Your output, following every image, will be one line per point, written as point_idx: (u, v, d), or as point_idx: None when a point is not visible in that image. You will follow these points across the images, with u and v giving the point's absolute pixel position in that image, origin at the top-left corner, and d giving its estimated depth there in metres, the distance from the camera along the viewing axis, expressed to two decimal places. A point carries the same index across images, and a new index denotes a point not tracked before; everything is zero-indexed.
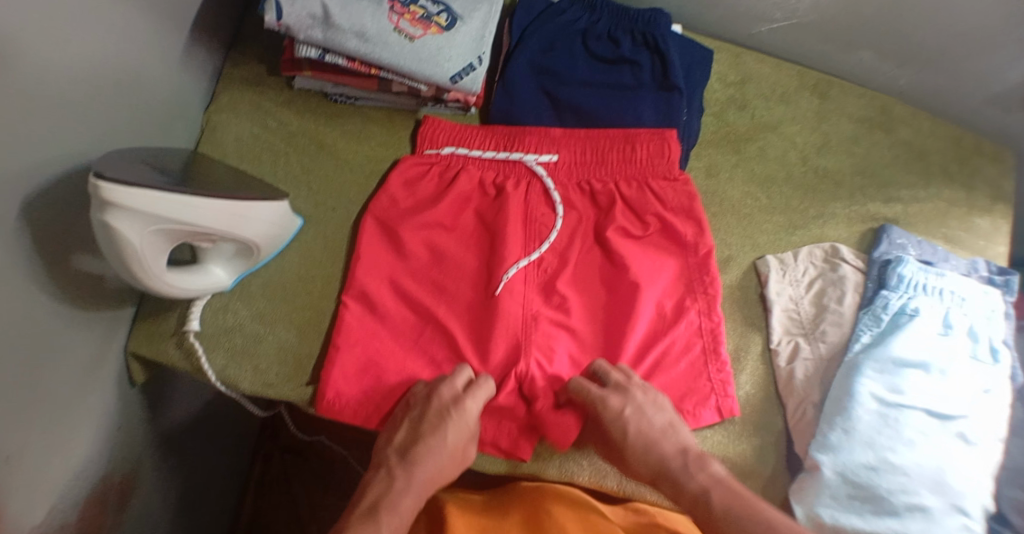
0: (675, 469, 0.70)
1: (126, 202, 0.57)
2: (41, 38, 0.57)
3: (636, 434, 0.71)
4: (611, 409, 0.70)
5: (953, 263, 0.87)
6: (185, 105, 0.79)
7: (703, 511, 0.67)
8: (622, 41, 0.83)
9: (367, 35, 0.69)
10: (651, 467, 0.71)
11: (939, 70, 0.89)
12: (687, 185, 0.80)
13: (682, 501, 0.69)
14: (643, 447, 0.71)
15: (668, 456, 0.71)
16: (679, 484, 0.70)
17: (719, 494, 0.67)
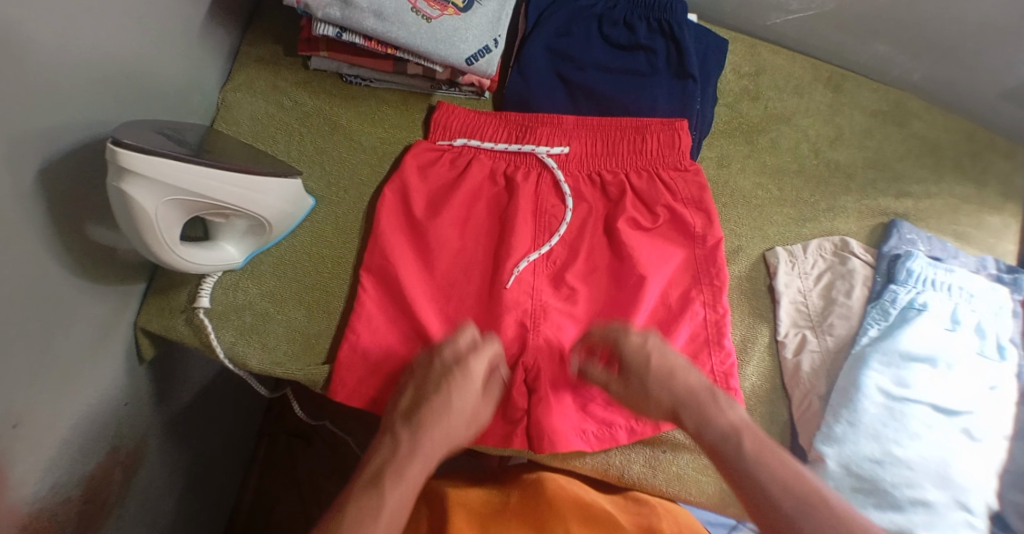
0: (702, 401, 0.71)
1: (143, 170, 0.57)
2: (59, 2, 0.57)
3: (659, 363, 0.72)
4: (632, 343, 0.73)
5: (962, 260, 0.87)
6: (201, 83, 0.79)
7: (729, 448, 0.68)
8: (637, 28, 0.83)
9: (385, 14, 0.69)
10: (668, 404, 0.72)
11: (956, 64, 0.89)
12: (697, 175, 0.80)
13: (707, 434, 0.69)
14: (666, 377, 0.72)
15: (693, 387, 0.72)
16: (705, 416, 0.70)
17: (748, 437, 0.68)
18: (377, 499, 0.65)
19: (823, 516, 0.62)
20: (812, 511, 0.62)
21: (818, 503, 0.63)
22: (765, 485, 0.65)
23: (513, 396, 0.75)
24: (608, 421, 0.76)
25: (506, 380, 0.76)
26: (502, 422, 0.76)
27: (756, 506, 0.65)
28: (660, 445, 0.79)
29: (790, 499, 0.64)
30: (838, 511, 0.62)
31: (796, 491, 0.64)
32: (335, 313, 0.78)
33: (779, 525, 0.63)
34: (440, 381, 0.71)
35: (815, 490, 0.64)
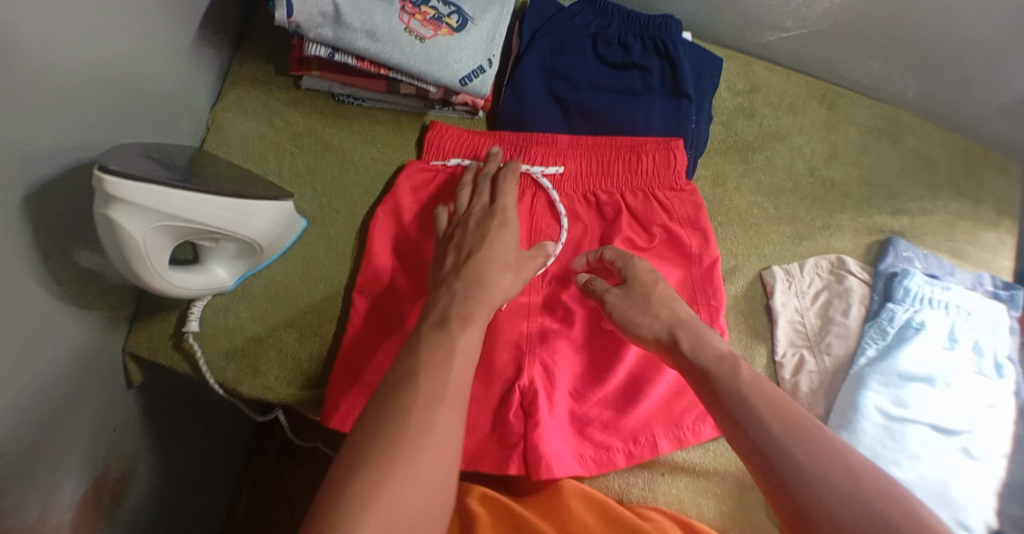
0: (700, 326, 0.68)
1: (132, 197, 0.56)
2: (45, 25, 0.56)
3: (662, 285, 0.71)
4: (643, 265, 0.73)
5: (959, 277, 0.86)
6: (191, 103, 0.78)
7: (729, 365, 0.62)
8: (632, 47, 0.82)
9: (377, 34, 0.68)
10: (665, 321, 0.68)
11: (950, 81, 0.89)
12: (693, 195, 0.79)
13: (701, 356, 0.64)
14: (668, 299, 0.70)
15: (691, 315, 0.69)
16: (701, 337, 0.66)
17: (748, 369, 0.62)
18: (449, 338, 0.61)
19: (814, 443, 0.55)
20: (807, 440, 0.56)
21: (810, 428, 0.57)
22: (754, 405, 0.58)
23: (509, 419, 0.74)
24: (605, 445, 0.75)
25: (500, 403, 0.75)
26: (498, 446, 0.74)
27: (747, 444, 0.57)
28: (659, 467, 0.78)
29: (779, 420, 0.57)
30: (834, 439, 0.56)
31: (787, 415, 0.57)
32: (327, 336, 0.77)
33: (772, 451, 0.56)
34: (482, 223, 0.72)
35: (804, 415, 0.58)
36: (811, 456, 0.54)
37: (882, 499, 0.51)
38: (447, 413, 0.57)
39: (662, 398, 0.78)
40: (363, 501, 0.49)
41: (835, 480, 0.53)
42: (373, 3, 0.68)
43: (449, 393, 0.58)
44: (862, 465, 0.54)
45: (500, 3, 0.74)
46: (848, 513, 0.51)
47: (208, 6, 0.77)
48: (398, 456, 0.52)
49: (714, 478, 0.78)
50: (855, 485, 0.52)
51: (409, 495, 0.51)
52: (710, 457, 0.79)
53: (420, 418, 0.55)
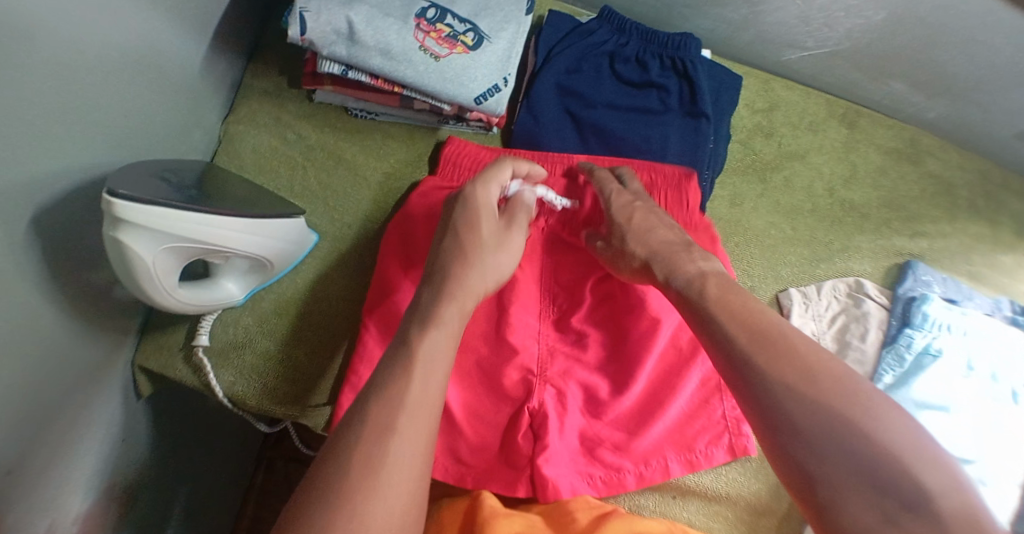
0: (669, 251, 0.67)
1: (141, 220, 0.55)
2: (59, 48, 0.55)
3: (637, 216, 0.70)
4: (621, 200, 0.72)
5: (977, 301, 0.85)
6: (203, 116, 0.78)
7: (695, 290, 0.61)
8: (650, 65, 0.81)
9: (392, 52, 0.67)
10: (641, 255, 0.68)
11: (972, 103, 0.87)
12: (708, 229, 0.76)
13: (674, 282, 0.64)
14: (643, 228, 0.69)
15: (668, 242, 0.68)
16: (674, 266, 0.65)
17: (712, 285, 0.61)
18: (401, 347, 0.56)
19: (775, 348, 0.53)
20: (771, 344, 0.53)
21: (776, 336, 0.54)
22: (720, 322, 0.57)
23: (518, 440, 0.73)
24: (615, 466, 0.74)
25: (509, 423, 0.75)
26: (508, 470, 0.74)
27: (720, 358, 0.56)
28: (669, 490, 0.77)
29: (747, 337, 0.54)
30: (795, 342, 0.53)
31: (753, 325, 0.55)
32: (338, 353, 0.77)
33: (733, 359, 0.54)
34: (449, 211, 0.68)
35: (771, 322, 0.55)
36: (771, 362, 0.52)
37: (842, 399, 0.49)
38: (403, 443, 0.49)
39: (676, 422, 0.76)
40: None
41: (792, 384, 0.50)
42: (388, 20, 0.67)
43: (405, 411, 0.51)
44: (824, 367, 0.51)
45: (517, 21, 0.72)
46: (807, 415, 0.49)
47: (222, 18, 0.76)
48: (344, 501, 0.46)
49: (725, 503, 0.77)
50: (812, 386, 0.50)
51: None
52: (722, 481, 0.78)
53: (368, 455, 0.48)
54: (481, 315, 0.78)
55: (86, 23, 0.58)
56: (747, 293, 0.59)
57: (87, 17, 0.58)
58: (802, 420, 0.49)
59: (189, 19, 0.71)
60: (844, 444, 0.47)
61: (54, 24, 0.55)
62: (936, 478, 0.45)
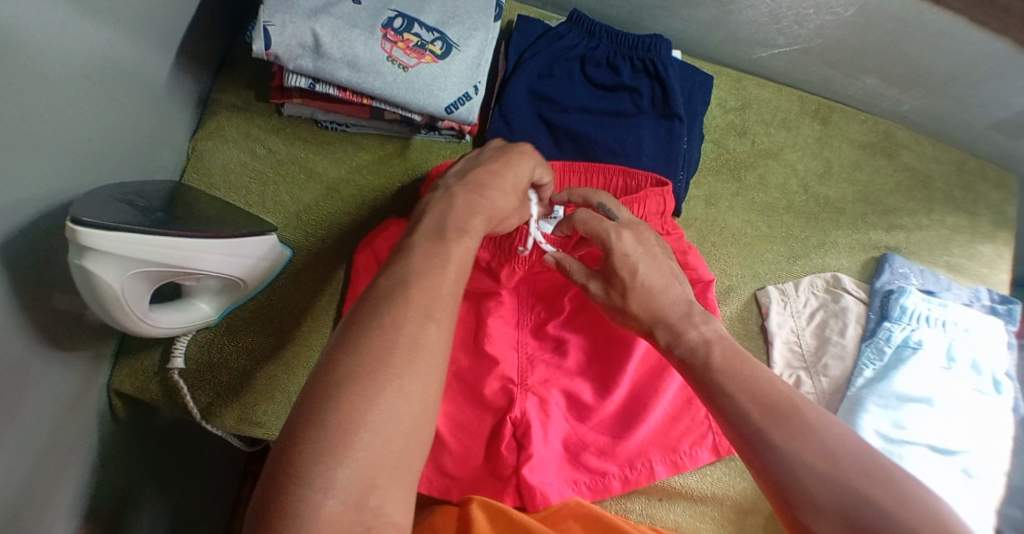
0: (675, 318, 0.63)
1: (108, 247, 0.54)
2: (21, 78, 0.54)
3: (642, 274, 0.65)
4: (624, 246, 0.66)
5: (955, 292, 0.86)
6: (170, 134, 0.76)
7: (700, 361, 0.59)
8: (621, 68, 0.80)
9: (359, 64, 0.66)
10: (644, 321, 0.64)
11: (943, 96, 0.88)
12: (680, 241, 0.77)
13: (677, 350, 0.61)
14: (650, 289, 0.64)
15: (671, 305, 0.64)
16: (677, 332, 0.62)
17: (719, 349, 0.59)
18: (445, 248, 0.54)
19: (795, 426, 0.51)
20: (786, 420, 0.52)
21: (791, 411, 0.52)
22: (729, 393, 0.55)
23: (502, 451, 0.72)
24: (601, 471, 0.74)
25: (492, 433, 0.74)
26: (494, 482, 0.73)
27: (733, 433, 0.54)
28: (656, 493, 0.77)
29: (762, 410, 0.53)
30: (812, 418, 0.51)
31: (767, 397, 0.54)
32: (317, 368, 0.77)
33: (746, 435, 0.53)
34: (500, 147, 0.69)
35: (787, 395, 0.54)
36: (790, 440, 0.50)
37: (860, 478, 0.48)
38: (441, 331, 0.49)
39: (660, 423, 0.76)
40: (351, 424, 0.42)
41: (811, 463, 0.49)
42: (354, 31, 0.66)
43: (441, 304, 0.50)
44: (841, 443, 0.50)
45: (485, 28, 0.72)
46: (826, 493, 0.48)
47: (185, 34, 0.75)
48: (384, 374, 0.45)
49: (711, 503, 0.78)
50: (832, 465, 0.48)
51: (401, 418, 0.44)
52: (707, 482, 0.78)
53: (410, 334, 0.47)
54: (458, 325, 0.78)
55: (50, 49, 0.56)
56: (755, 359, 0.58)
57: (47, 44, 0.56)
58: (823, 499, 0.48)
59: (153, 37, 0.69)
60: (864, 523, 0.46)
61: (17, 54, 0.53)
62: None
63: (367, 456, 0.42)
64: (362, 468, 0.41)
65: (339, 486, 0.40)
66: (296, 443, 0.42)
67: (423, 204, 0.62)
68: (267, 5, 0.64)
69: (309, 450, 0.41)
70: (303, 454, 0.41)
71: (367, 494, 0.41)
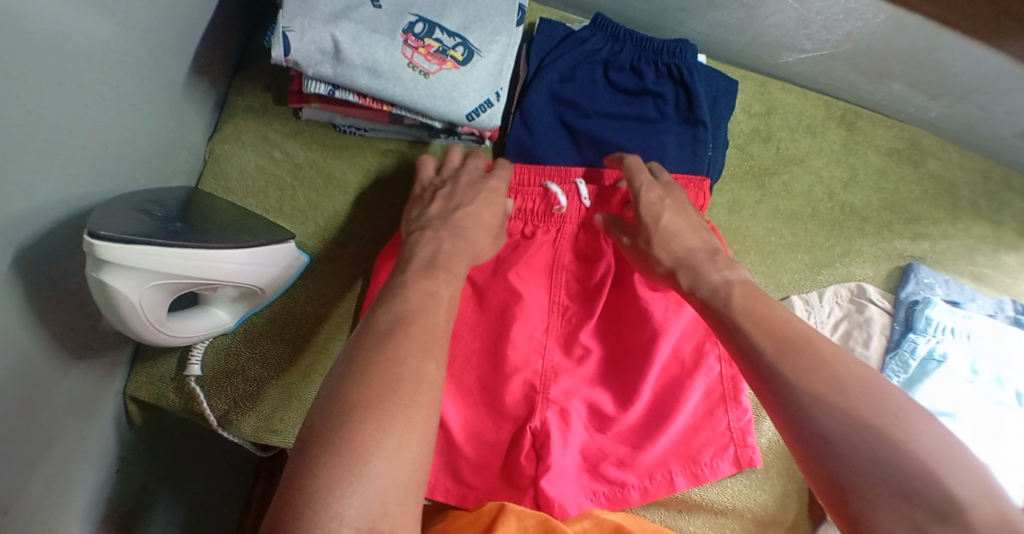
0: (699, 260, 0.64)
1: (127, 261, 0.53)
2: (42, 88, 0.53)
3: (667, 218, 0.67)
4: (650, 197, 0.69)
5: (980, 303, 0.84)
6: (187, 138, 0.75)
7: (720, 300, 0.59)
8: (645, 73, 0.78)
9: (379, 70, 0.65)
10: (670, 261, 0.66)
11: (973, 104, 0.86)
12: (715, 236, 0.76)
13: (699, 291, 0.62)
14: (671, 232, 0.67)
15: (693, 249, 0.66)
16: (698, 274, 0.63)
17: (740, 290, 0.59)
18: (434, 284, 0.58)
19: (807, 360, 0.50)
20: (798, 354, 0.51)
21: (805, 347, 0.52)
22: (747, 333, 0.55)
23: (520, 460, 0.72)
24: (619, 482, 0.73)
25: (511, 443, 0.73)
26: (511, 488, 0.73)
27: (748, 370, 0.54)
28: (675, 504, 0.77)
29: (773, 344, 0.53)
30: (824, 352, 0.51)
31: (779, 334, 0.53)
32: None
33: (759, 370, 0.52)
34: (476, 179, 0.72)
35: (800, 331, 0.53)
36: (799, 372, 0.50)
37: (869, 410, 0.47)
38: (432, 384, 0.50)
39: (680, 433, 0.75)
40: (362, 452, 0.43)
41: (819, 393, 0.48)
42: (374, 36, 0.65)
43: (436, 339, 0.53)
44: (853, 377, 0.49)
45: (507, 33, 0.70)
46: (834, 424, 0.47)
47: (203, 37, 0.73)
48: (392, 404, 0.47)
49: (731, 516, 0.77)
50: (840, 395, 0.48)
51: (411, 444, 0.46)
52: (728, 494, 0.77)
53: (413, 368, 0.49)
54: (479, 330, 0.75)
55: (74, 57, 0.56)
56: (774, 299, 0.57)
57: (73, 53, 0.55)
58: (832, 432, 0.47)
59: (171, 41, 0.68)
60: (873, 452, 0.45)
61: (38, 65, 0.52)
62: (960, 483, 0.42)
63: (382, 482, 0.43)
64: (373, 496, 0.42)
65: (352, 514, 0.41)
66: (307, 477, 0.42)
67: (408, 243, 0.65)
68: (286, 9, 0.63)
69: (321, 474, 0.42)
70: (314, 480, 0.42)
71: (380, 521, 0.42)
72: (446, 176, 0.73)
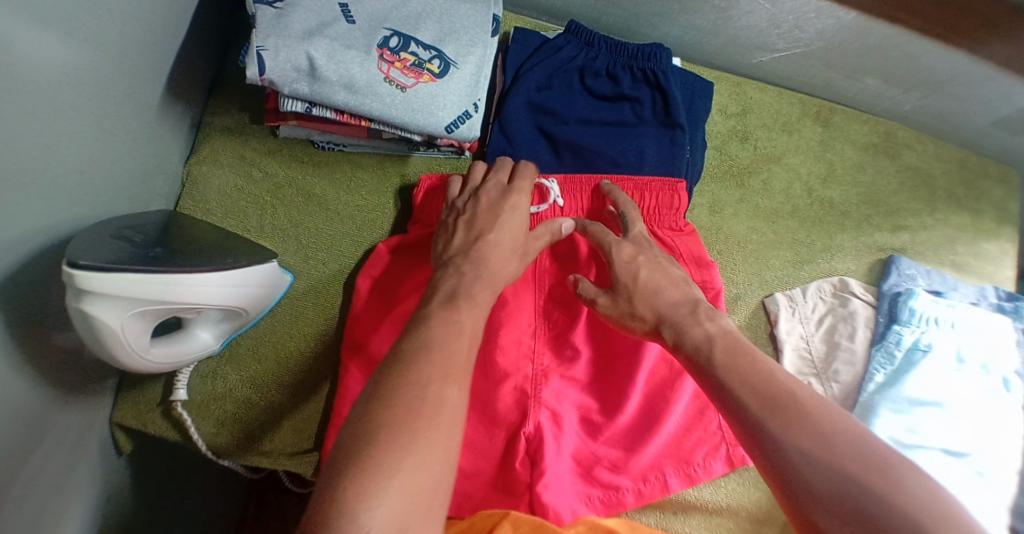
0: (681, 315, 0.65)
1: (102, 288, 0.53)
2: (16, 117, 0.52)
3: (645, 276, 0.68)
4: (624, 255, 0.70)
5: (962, 291, 0.85)
6: (164, 161, 0.75)
7: (703, 355, 0.60)
8: (621, 78, 0.79)
9: (356, 86, 0.65)
10: (651, 320, 0.66)
11: (945, 96, 0.87)
12: (692, 235, 0.78)
13: (683, 346, 0.63)
14: (652, 289, 0.67)
15: (674, 302, 0.66)
16: (681, 329, 0.64)
17: (721, 344, 0.60)
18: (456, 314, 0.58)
19: (791, 416, 0.52)
20: (784, 409, 0.53)
21: (790, 401, 0.53)
22: (732, 389, 0.56)
23: (515, 467, 0.71)
24: (613, 485, 0.73)
25: (505, 449, 0.72)
26: (506, 495, 0.72)
27: (736, 424, 0.55)
28: (670, 506, 0.77)
29: (759, 401, 0.54)
30: (808, 408, 0.52)
31: (764, 389, 0.55)
32: (322, 396, 0.75)
33: (746, 425, 0.54)
34: (495, 201, 0.70)
35: (785, 386, 0.55)
36: (785, 428, 0.51)
37: (854, 463, 0.48)
38: (452, 396, 0.51)
39: (672, 434, 0.75)
40: (385, 469, 0.44)
41: (806, 451, 0.50)
42: (349, 53, 0.65)
43: (459, 366, 0.53)
44: (837, 433, 0.50)
45: (483, 45, 0.70)
46: (820, 478, 0.48)
47: (177, 59, 0.73)
48: (416, 421, 0.47)
49: (727, 515, 0.77)
50: (826, 452, 0.49)
51: (429, 462, 0.46)
52: (722, 493, 0.78)
53: (436, 388, 0.50)
54: None
55: (47, 84, 0.55)
56: (756, 352, 0.58)
57: (46, 80, 0.55)
58: (818, 486, 0.48)
59: (146, 63, 0.68)
60: (860, 506, 0.46)
61: (13, 92, 0.52)
62: None
63: (404, 499, 0.44)
64: (397, 509, 0.43)
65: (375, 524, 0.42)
66: (329, 493, 0.43)
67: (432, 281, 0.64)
68: (260, 28, 0.62)
69: (346, 485, 0.43)
70: (342, 492, 0.43)
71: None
72: (465, 196, 0.72)
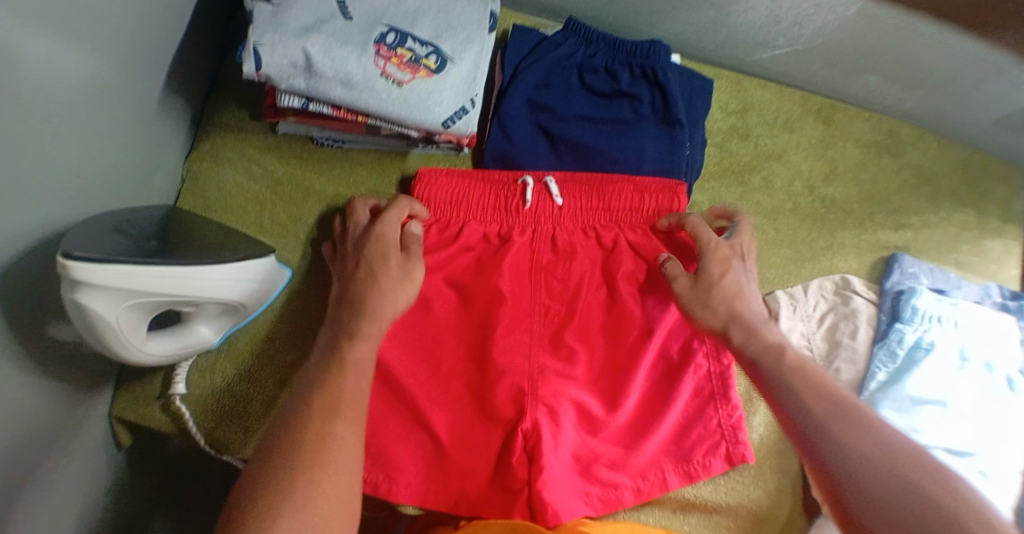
0: (752, 321, 0.66)
1: (99, 279, 0.53)
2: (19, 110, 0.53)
3: (732, 279, 0.68)
4: (721, 253, 0.70)
5: (966, 290, 0.84)
6: (164, 157, 0.76)
7: (773, 358, 0.62)
8: (620, 75, 0.79)
9: (353, 81, 0.65)
10: (722, 315, 0.67)
11: (946, 93, 0.87)
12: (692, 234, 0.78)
13: (749, 349, 0.64)
14: (734, 291, 0.68)
15: (750, 311, 0.67)
16: (750, 331, 0.65)
17: (793, 355, 0.62)
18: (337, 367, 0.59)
19: (854, 421, 0.55)
20: (847, 416, 0.56)
21: (853, 409, 0.56)
22: (798, 391, 0.59)
23: (513, 465, 0.70)
24: (612, 483, 0.73)
25: (502, 447, 0.71)
26: (500, 493, 0.71)
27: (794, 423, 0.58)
28: (669, 504, 0.76)
29: (823, 404, 0.57)
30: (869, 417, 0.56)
31: (830, 396, 0.58)
32: None
33: (806, 425, 0.57)
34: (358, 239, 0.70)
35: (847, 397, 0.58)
36: (847, 432, 0.55)
37: (910, 469, 0.51)
38: (343, 431, 0.56)
39: (671, 432, 0.75)
40: (272, 513, 0.50)
41: (866, 454, 0.53)
42: (346, 48, 0.65)
43: (354, 413, 0.57)
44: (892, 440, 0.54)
45: (480, 40, 0.70)
46: (873, 479, 0.52)
47: (177, 56, 0.74)
48: (301, 465, 0.53)
49: (726, 513, 0.76)
50: (886, 458, 0.52)
51: (317, 502, 0.51)
52: (722, 492, 0.77)
53: (316, 431, 0.55)
54: (464, 337, 0.74)
55: (49, 79, 0.56)
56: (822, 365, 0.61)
57: (49, 74, 0.56)
58: (872, 490, 0.51)
59: (148, 59, 0.68)
60: (911, 506, 0.49)
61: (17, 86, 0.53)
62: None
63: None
64: None
65: None
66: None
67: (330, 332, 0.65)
68: (256, 25, 0.63)
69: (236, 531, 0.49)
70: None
71: None
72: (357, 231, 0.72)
